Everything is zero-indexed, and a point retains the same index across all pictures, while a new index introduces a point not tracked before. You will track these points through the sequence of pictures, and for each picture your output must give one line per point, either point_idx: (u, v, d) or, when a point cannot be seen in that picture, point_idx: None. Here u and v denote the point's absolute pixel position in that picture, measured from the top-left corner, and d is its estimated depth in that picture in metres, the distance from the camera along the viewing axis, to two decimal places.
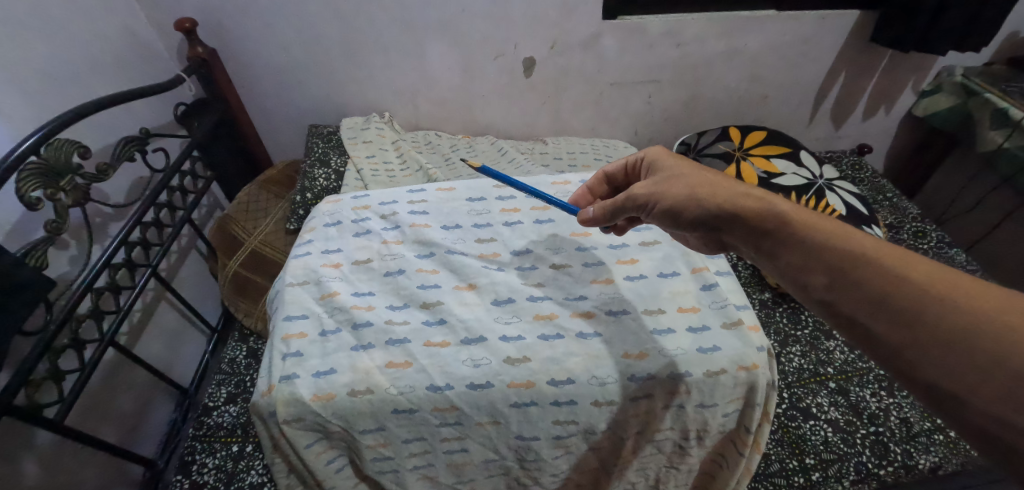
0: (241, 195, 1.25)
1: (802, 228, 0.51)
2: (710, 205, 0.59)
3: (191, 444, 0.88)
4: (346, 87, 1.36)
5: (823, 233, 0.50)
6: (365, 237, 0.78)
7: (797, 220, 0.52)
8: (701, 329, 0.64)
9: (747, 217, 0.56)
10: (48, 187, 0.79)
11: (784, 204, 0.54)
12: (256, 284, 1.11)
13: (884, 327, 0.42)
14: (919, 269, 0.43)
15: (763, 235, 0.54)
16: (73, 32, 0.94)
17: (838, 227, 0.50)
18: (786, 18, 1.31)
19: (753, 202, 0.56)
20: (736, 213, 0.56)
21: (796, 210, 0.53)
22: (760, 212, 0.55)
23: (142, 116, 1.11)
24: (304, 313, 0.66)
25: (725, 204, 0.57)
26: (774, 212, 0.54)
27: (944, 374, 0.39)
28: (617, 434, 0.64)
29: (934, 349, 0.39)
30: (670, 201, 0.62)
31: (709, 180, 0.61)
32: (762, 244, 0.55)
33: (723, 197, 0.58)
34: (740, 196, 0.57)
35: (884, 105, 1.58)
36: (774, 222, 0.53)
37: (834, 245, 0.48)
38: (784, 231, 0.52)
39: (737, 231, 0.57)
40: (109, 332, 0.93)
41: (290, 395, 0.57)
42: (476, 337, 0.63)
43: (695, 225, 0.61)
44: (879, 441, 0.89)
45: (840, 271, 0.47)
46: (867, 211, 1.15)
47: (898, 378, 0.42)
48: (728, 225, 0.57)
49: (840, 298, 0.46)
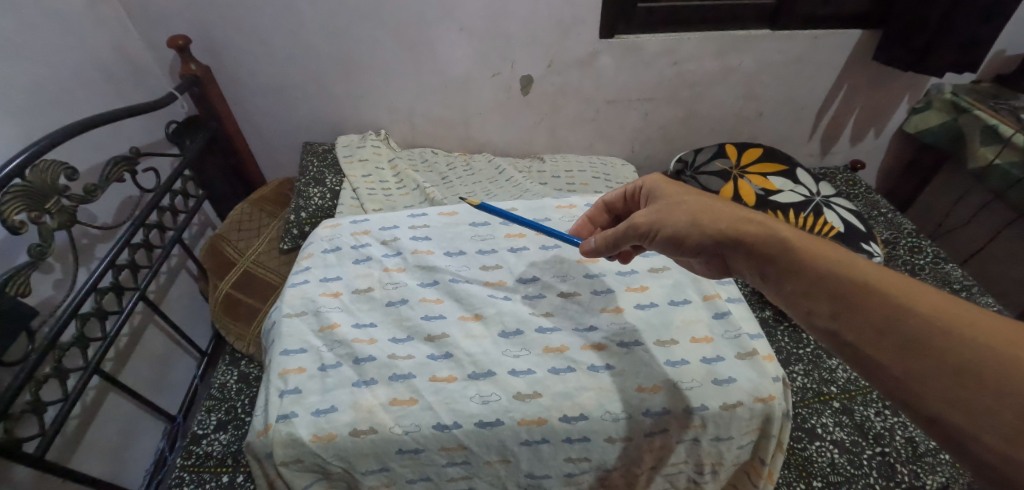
0: (233, 213, 1.22)
1: (805, 254, 0.50)
2: (710, 231, 0.58)
3: (179, 475, 0.84)
4: (342, 104, 1.35)
5: (828, 259, 0.48)
6: (366, 264, 0.76)
7: (800, 247, 0.50)
8: (715, 360, 0.62)
9: (749, 242, 0.54)
10: (32, 210, 0.76)
11: (786, 229, 0.53)
12: (247, 306, 1.07)
13: (890, 357, 0.41)
14: (924, 298, 0.41)
15: (765, 260, 0.52)
16: (62, 50, 0.92)
17: (843, 255, 0.48)
18: (780, 38, 1.33)
19: (754, 227, 0.55)
20: (738, 238, 0.55)
21: (798, 235, 0.52)
22: (764, 237, 0.53)
23: (133, 134, 1.09)
24: (303, 347, 0.64)
25: (728, 230, 0.56)
26: (775, 238, 0.52)
27: (954, 408, 0.37)
28: (630, 470, 0.61)
29: (943, 383, 0.37)
30: (671, 227, 0.61)
31: (710, 206, 0.60)
32: (765, 270, 0.53)
33: (724, 223, 0.57)
34: (741, 222, 0.56)
35: (875, 123, 1.60)
36: (776, 247, 0.52)
37: (838, 273, 0.46)
38: (787, 257, 0.51)
39: (740, 256, 0.55)
40: (95, 360, 0.89)
41: (288, 436, 0.55)
42: (483, 371, 0.61)
43: (696, 252, 0.60)
44: (885, 462, 0.87)
45: (843, 299, 0.45)
46: (865, 228, 1.15)
47: (904, 411, 0.40)
48: (732, 250, 0.56)
49: (844, 326, 0.44)
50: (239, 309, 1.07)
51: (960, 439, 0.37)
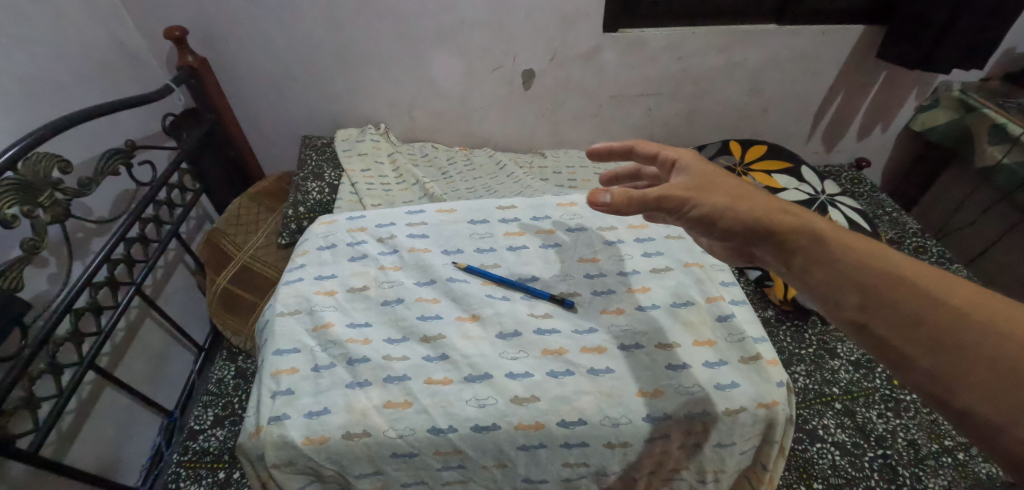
0: (230, 207, 1.20)
1: (835, 245, 0.46)
2: (746, 216, 0.52)
3: (176, 471, 0.83)
4: (340, 98, 1.33)
5: (858, 251, 0.45)
6: (362, 262, 0.75)
7: (830, 239, 0.47)
8: (718, 364, 0.62)
9: (779, 231, 0.50)
10: (24, 204, 0.74)
11: (818, 220, 0.49)
12: (243, 300, 1.06)
13: (921, 352, 0.38)
14: (960, 292, 0.39)
15: (793, 250, 0.49)
16: (56, 39, 0.90)
17: (873, 245, 0.45)
18: (786, 33, 1.30)
19: (787, 219, 0.50)
20: (769, 227, 0.51)
21: (830, 227, 0.48)
22: (795, 227, 0.49)
23: (129, 127, 1.07)
24: (296, 347, 0.63)
25: (762, 216, 0.51)
26: (807, 228, 0.49)
27: (989, 404, 0.34)
28: (629, 475, 0.60)
29: (977, 376, 0.35)
30: (709, 205, 0.54)
31: (745, 190, 0.55)
32: (792, 260, 0.49)
33: (756, 209, 0.52)
34: (775, 211, 0.51)
35: (881, 120, 1.58)
36: (806, 238, 0.48)
37: (869, 265, 0.43)
38: (816, 248, 0.47)
39: (767, 246, 0.51)
40: (90, 355, 0.87)
41: (279, 438, 0.54)
42: (480, 373, 0.60)
43: (724, 237, 0.55)
44: (887, 464, 0.86)
45: (871, 293, 0.42)
46: (870, 228, 1.13)
47: (933, 406, 0.38)
48: (759, 240, 0.52)
49: (873, 320, 0.41)
50: (237, 304, 1.06)
51: (993, 435, 0.35)
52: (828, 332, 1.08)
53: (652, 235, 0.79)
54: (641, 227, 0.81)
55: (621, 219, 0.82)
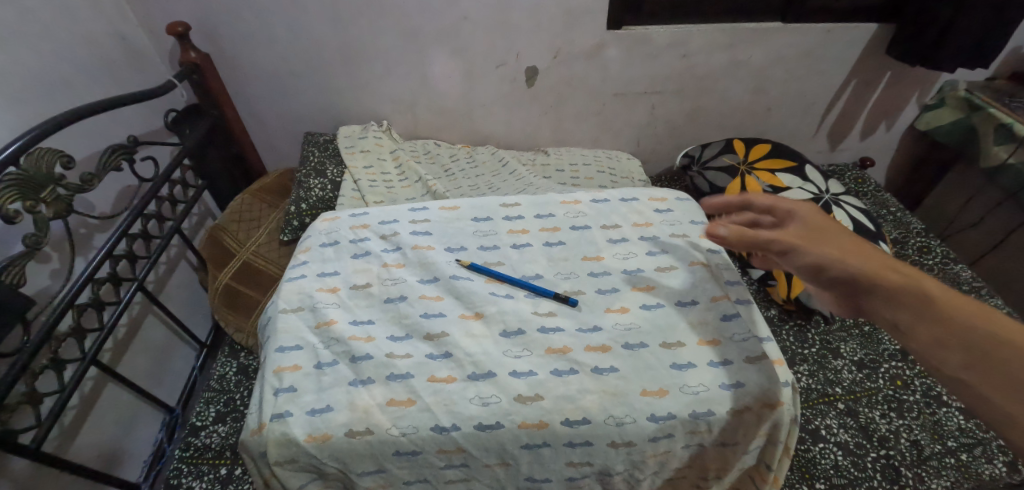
0: (233, 204, 1.20)
1: (947, 306, 0.45)
2: (854, 269, 0.52)
3: (178, 467, 0.83)
4: (343, 94, 1.32)
5: (971, 315, 0.44)
6: (365, 259, 0.74)
7: (940, 300, 0.46)
8: (723, 364, 0.61)
9: (885, 285, 0.49)
10: (26, 199, 0.74)
11: (928, 280, 0.49)
12: (245, 297, 1.05)
13: None
14: None
15: (897, 307, 0.48)
16: (59, 35, 0.90)
17: (988, 312, 0.44)
18: (792, 31, 1.29)
19: (897, 276, 0.50)
20: (874, 281, 0.50)
21: (942, 288, 0.47)
22: (901, 283, 0.49)
23: (131, 123, 1.07)
24: (298, 344, 0.63)
25: (868, 272, 0.51)
26: (916, 287, 0.48)
27: None
28: (633, 475, 0.60)
29: None
30: (817, 257, 0.55)
31: (854, 246, 0.55)
32: (894, 314, 0.48)
33: (866, 264, 0.52)
34: (883, 267, 0.51)
35: (887, 119, 1.57)
36: (913, 295, 0.47)
37: (980, 330, 0.43)
38: (923, 306, 0.46)
39: (870, 299, 0.50)
40: (92, 351, 0.87)
41: (282, 435, 0.54)
42: (484, 372, 0.60)
43: (831, 287, 0.55)
44: (890, 465, 0.86)
45: (981, 352, 0.42)
46: (874, 227, 1.11)
47: None
48: (863, 293, 0.51)
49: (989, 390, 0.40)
50: (239, 301, 1.05)
51: None
52: (831, 332, 1.07)
53: (656, 234, 0.79)
54: (646, 225, 0.81)
55: (625, 217, 0.82)
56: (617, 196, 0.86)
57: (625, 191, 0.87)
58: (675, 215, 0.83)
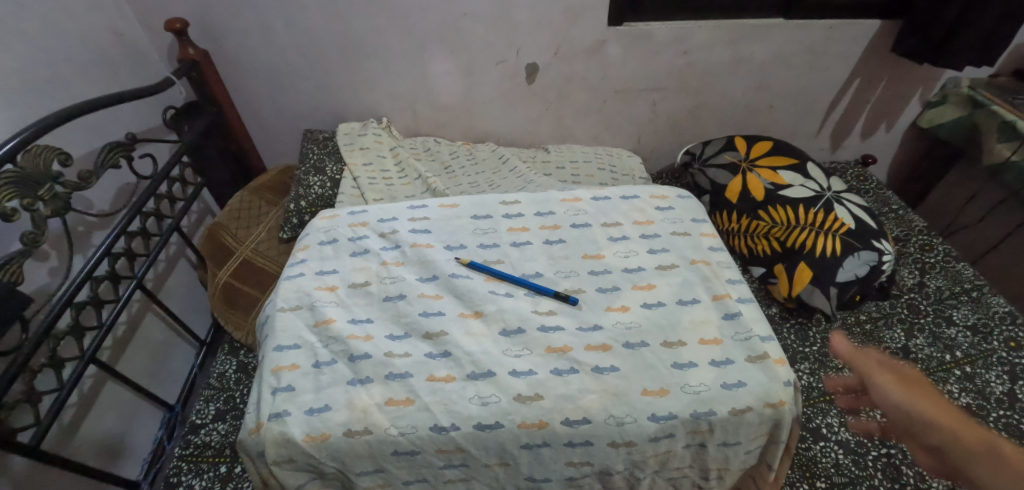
0: (232, 201, 1.19)
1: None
2: (930, 418, 0.52)
3: (178, 465, 0.83)
4: (342, 91, 1.32)
5: None
6: (364, 257, 0.74)
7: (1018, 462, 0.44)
8: (725, 363, 0.61)
9: (959, 441, 0.49)
10: (25, 197, 0.74)
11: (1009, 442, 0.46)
12: (244, 295, 1.05)
13: None
14: None
15: (970, 464, 0.47)
16: (57, 31, 0.89)
17: None
18: (794, 27, 1.28)
19: (975, 436, 0.48)
20: (948, 435, 0.50)
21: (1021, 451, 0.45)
22: (977, 443, 0.48)
23: (129, 120, 1.07)
24: (297, 343, 0.62)
25: (943, 425, 0.51)
26: (992, 448, 0.46)
27: None
28: (633, 474, 0.60)
29: None
30: (893, 399, 0.55)
31: (935, 399, 0.54)
32: (969, 469, 0.47)
33: (943, 419, 0.51)
34: (961, 425, 0.50)
35: (889, 116, 1.56)
36: (989, 453, 0.46)
37: None
38: (999, 464, 0.45)
39: (946, 452, 0.49)
40: (90, 349, 0.87)
41: (280, 435, 0.54)
42: (483, 371, 0.59)
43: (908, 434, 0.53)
44: (891, 463, 0.85)
45: None
46: (876, 226, 1.09)
47: None
48: (936, 442, 0.50)
49: None
50: (237, 299, 1.05)
51: None
52: (833, 330, 1.07)
53: (658, 232, 0.78)
54: (647, 223, 0.81)
55: (626, 215, 0.81)
56: (618, 194, 0.85)
57: (626, 188, 0.87)
58: (676, 213, 0.83)
